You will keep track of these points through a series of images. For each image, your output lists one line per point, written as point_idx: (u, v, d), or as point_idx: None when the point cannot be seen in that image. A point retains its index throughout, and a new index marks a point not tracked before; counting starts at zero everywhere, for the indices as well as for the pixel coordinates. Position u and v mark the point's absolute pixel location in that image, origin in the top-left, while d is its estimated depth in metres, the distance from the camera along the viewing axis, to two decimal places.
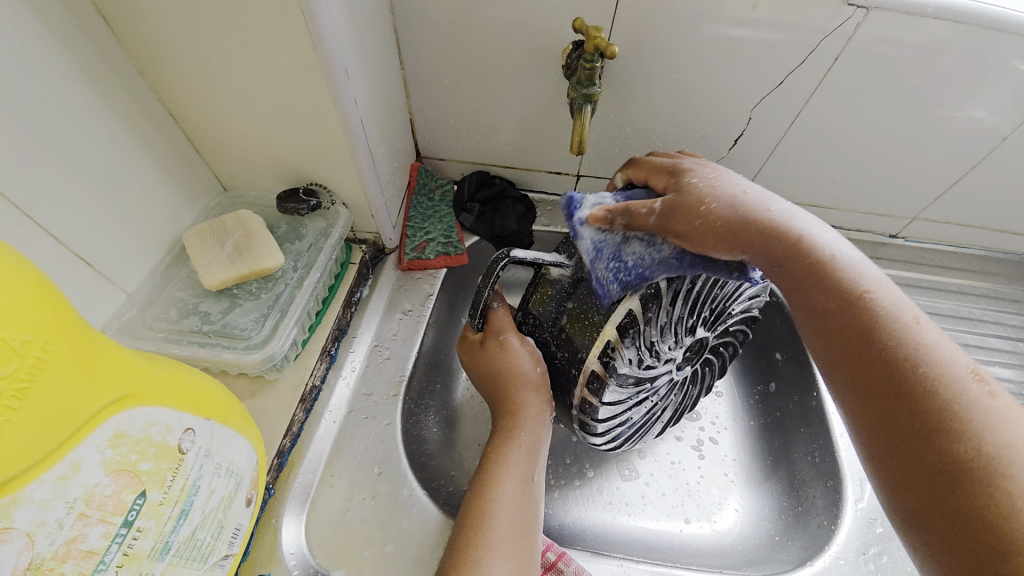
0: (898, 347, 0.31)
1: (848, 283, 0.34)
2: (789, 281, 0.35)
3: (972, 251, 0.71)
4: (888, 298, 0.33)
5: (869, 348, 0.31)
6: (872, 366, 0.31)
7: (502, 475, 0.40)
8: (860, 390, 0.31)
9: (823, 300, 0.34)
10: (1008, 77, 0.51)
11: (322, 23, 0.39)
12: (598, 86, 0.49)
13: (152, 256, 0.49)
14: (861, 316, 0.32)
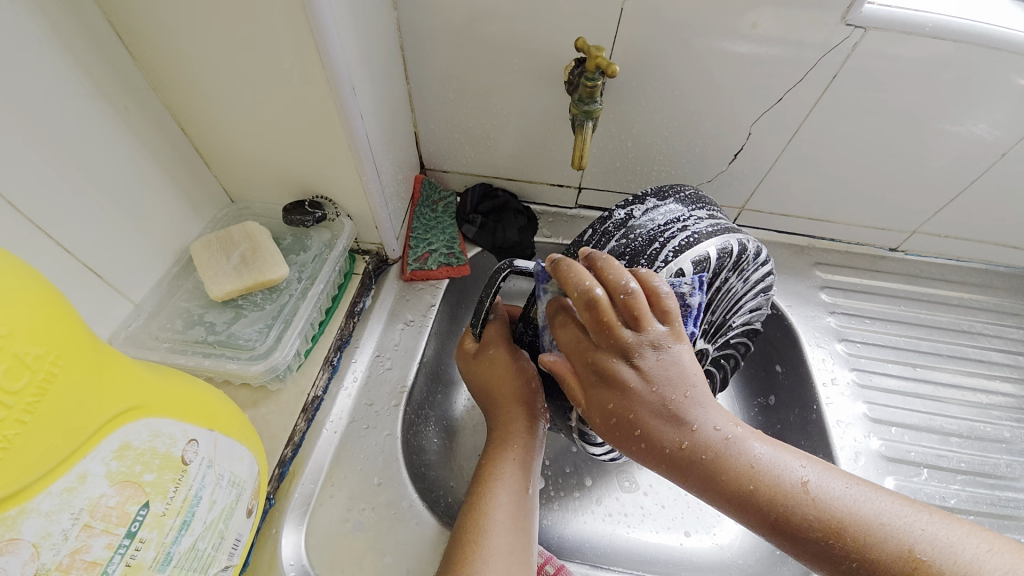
0: (796, 511, 0.28)
1: (774, 498, 0.28)
2: (695, 481, 0.30)
3: (972, 264, 0.71)
4: (809, 504, 0.28)
5: (745, 506, 0.29)
6: (823, 550, 0.27)
7: (497, 489, 0.41)
8: (808, 557, 0.28)
9: (762, 530, 0.29)
10: (1006, 93, 0.51)
11: (330, 42, 0.40)
12: (600, 103, 0.50)
13: (159, 266, 0.50)
14: (758, 494, 0.29)
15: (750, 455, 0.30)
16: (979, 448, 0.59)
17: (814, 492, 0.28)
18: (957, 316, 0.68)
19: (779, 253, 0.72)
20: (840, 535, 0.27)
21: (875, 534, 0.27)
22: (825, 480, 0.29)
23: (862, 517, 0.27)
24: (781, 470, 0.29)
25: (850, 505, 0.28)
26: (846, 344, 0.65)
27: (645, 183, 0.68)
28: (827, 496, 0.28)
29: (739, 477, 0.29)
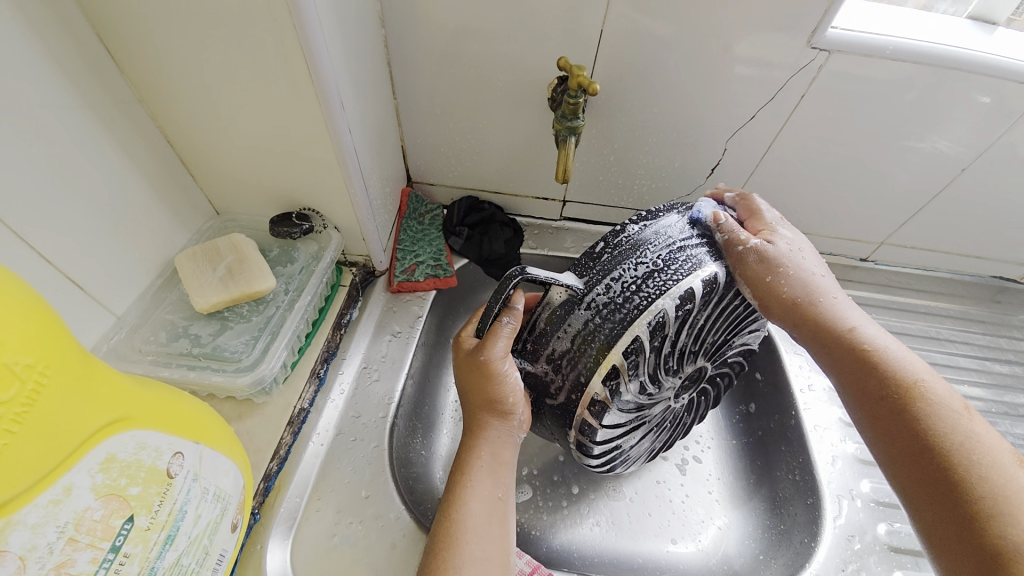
0: (918, 397, 0.37)
1: (896, 380, 0.38)
2: (808, 334, 0.43)
3: (938, 274, 0.75)
4: (938, 397, 0.37)
5: (866, 381, 0.39)
6: (913, 448, 0.36)
7: (467, 493, 0.41)
8: (890, 429, 0.38)
9: (872, 400, 0.39)
10: (960, 112, 0.55)
11: (320, 58, 0.41)
12: (582, 120, 0.52)
13: (143, 279, 0.49)
14: (880, 379, 0.39)
15: (920, 372, 0.38)
16: None
17: (935, 393, 0.37)
18: (925, 323, 0.71)
19: None
20: (914, 403, 0.37)
21: (961, 420, 0.36)
22: (937, 382, 0.38)
23: (952, 408, 0.36)
24: (902, 363, 0.39)
25: (948, 400, 0.37)
26: None
27: (627, 197, 0.70)
28: (938, 395, 0.37)
29: (869, 352, 0.40)
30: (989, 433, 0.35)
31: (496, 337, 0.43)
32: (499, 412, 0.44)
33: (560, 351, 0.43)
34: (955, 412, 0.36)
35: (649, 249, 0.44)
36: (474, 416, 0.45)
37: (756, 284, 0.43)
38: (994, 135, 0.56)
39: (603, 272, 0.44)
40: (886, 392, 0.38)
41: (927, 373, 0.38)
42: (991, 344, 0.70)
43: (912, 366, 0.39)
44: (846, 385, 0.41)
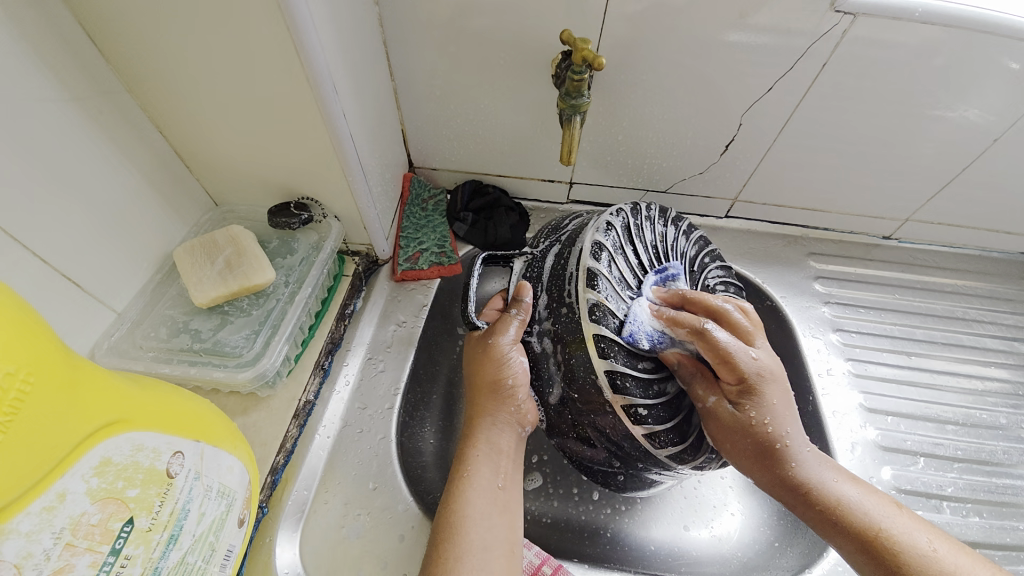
0: (844, 513, 0.39)
1: (813, 484, 0.40)
2: (749, 456, 0.40)
3: (965, 251, 0.71)
4: (840, 493, 0.40)
5: (791, 490, 0.40)
6: (802, 497, 0.40)
7: (467, 486, 0.41)
8: (825, 531, 0.39)
9: (799, 509, 0.40)
10: (997, 77, 0.51)
11: (310, 40, 0.39)
12: (587, 97, 0.49)
13: (142, 273, 0.48)
14: (801, 481, 0.40)
15: (799, 457, 0.40)
16: (976, 435, 0.59)
17: (818, 478, 0.40)
18: (951, 303, 0.68)
19: (771, 244, 0.71)
20: (835, 511, 0.39)
21: (874, 519, 0.38)
22: (822, 470, 0.40)
23: (865, 513, 0.38)
24: (807, 467, 0.40)
25: (861, 506, 0.39)
26: (840, 334, 0.64)
27: (636, 177, 0.67)
28: (830, 486, 0.40)
29: (786, 462, 0.40)
30: (910, 523, 0.38)
31: (505, 323, 0.44)
32: (498, 400, 0.44)
33: (540, 316, 0.43)
34: (881, 514, 0.38)
35: (566, 227, 0.47)
36: (475, 404, 0.45)
37: (738, 423, 0.39)
38: None
39: (540, 261, 0.46)
40: (811, 499, 0.40)
41: (839, 480, 0.40)
42: (1021, 324, 0.67)
43: (858, 491, 0.40)
44: (781, 495, 0.41)
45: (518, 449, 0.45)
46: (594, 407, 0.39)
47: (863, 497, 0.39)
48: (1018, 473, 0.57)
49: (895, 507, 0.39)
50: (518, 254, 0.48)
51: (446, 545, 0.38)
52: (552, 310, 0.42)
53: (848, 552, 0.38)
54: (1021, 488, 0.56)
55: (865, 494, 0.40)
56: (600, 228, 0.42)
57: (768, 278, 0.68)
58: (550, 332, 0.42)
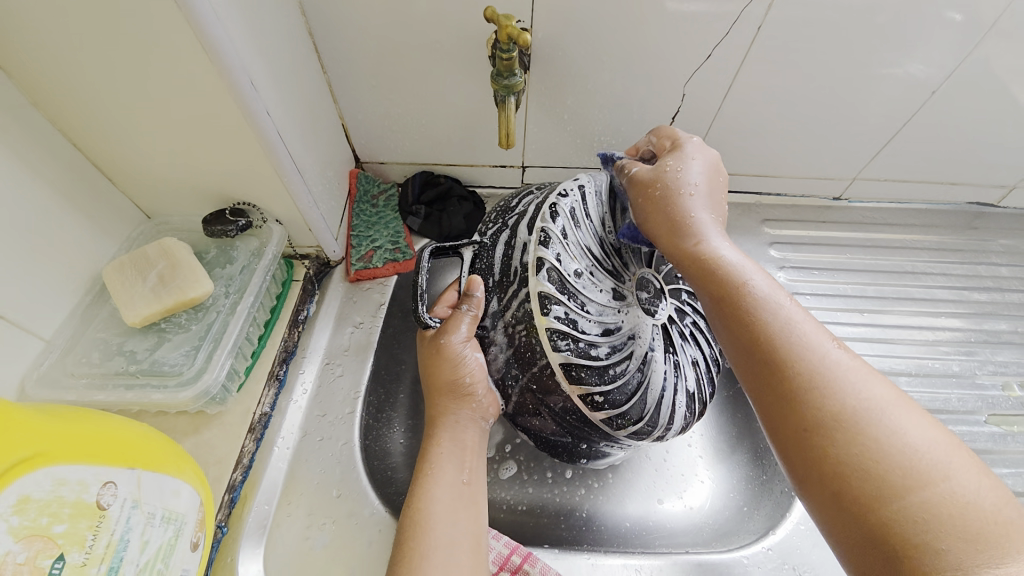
0: (820, 400, 0.30)
1: (779, 338, 0.32)
2: (692, 279, 0.37)
3: (914, 206, 0.73)
4: (811, 356, 0.31)
5: (762, 356, 0.32)
6: (767, 368, 0.32)
7: (428, 485, 0.40)
8: (770, 410, 0.31)
9: (744, 360, 0.33)
10: (929, 34, 0.51)
11: (217, 35, 0.37)
12: (520, 76, 0.48)
13: (70, 297, 0.46)
14: (742, 296, 0.34)
15: (775, 309, 0.33)
16: (929, 384, 0.60)
17: (796, 330, 0.32)
18: (901, 259, 0.70)
19: (727, 214, 0.72)
20: (786, 374, 0.31)
21: (830, 384, 0.30)
22: (792, 315, 0.33)
23: (826, 366, 0.31)
24: (766, 293, 0.34)
25: (823, 359, 0.31)
26: (796, 298, 0.65)
27: (589, 156, 0.66)
28: (804, 344, 0.31)
29: (750, 312, 0.33)
30: (920, 425, 0.28)
31: (457, 320, 0.43)
32: (457, 398, 0.43)
33: (494, 310, 0.41)
34: (878, 401, 0.29)
35: (513, 210, 0.45)
36: (435, 405, 0.44)
37: (649, 181, 0.40)
38: (964, 53, 0.53)
39: (489, 250, 0.44)
40: (757, 349, 0.32)
41: (855, 367, 0.31)
42: (969, 273, 0.69)
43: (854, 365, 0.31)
44: (723, 323, 0.35)
45: (482, 443, 0.44)
46: (551, 395, 0.39)
47: (852, 364, 0.31)
48: (973, 418, 0.59)
49: (901, 405, 0.29)
50: (465, 244, 0.45)
51: (411, 543, 0.37)
52: (504, 304, 0.40)
53: (787, 447, 0.30)
54: (976, 433, 0.58)
55: (854, 364, 0.31)
56: (546, 214, 0.40)
57: None
58: (506, 325, 0.40)
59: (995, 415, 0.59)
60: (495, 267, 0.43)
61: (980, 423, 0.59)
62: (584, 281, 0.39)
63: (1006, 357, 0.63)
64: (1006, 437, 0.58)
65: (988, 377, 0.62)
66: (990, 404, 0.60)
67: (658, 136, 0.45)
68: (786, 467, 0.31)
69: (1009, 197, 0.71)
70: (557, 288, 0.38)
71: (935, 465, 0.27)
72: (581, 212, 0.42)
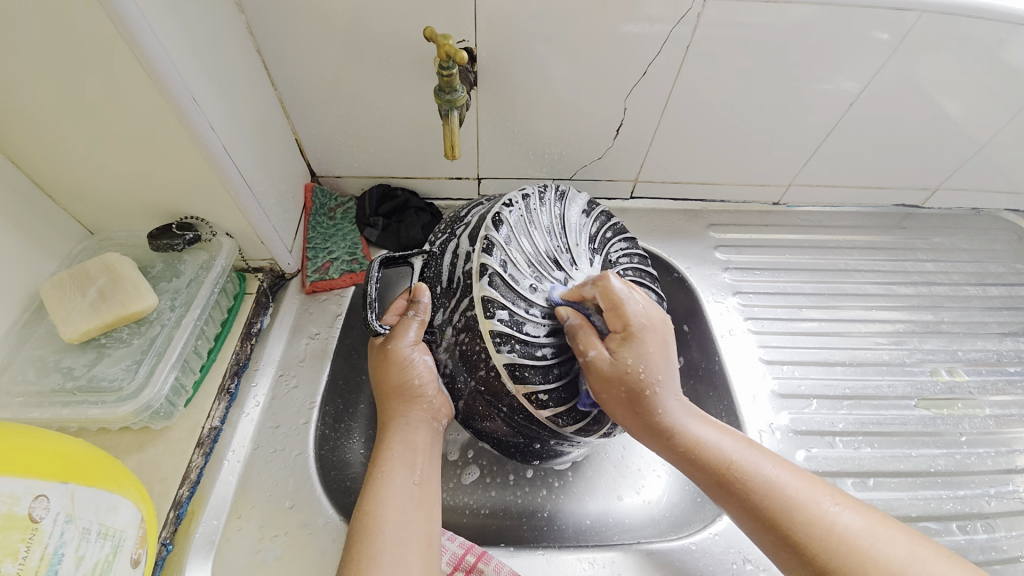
0: (755, 496, 0.39)
1: (707, 456, 0.41)
2: (636, 429, 0.42)
3: (846, 208, 0.77)
4: (752, 477, 0.40)
5: (690, 460, 0.41)
6: (713, 476, 0.40)
7: (379, 488, 0.40)
8: (744, 513, 0.40)
9: (704, 481, 0.41)
10: (843, 49, 0.56)
11: (156, 53, 0.37)
12: (461, 91, 0.50)
13: (5, 315, 0.45)
14: (703, 456, 0.41)
15: (695, 436, 0.41)
16: (863, 373, 0.64)
17: (714, 452, 0.41)
18: (836, 257, 0.74)
19: (675, 219, 0.75)
20: (728, 480, 0.40)
21: (776, 501, 0.38)
22: (721, 441, 0.41)
23: (780, 497, 0.39)
24: (718, 444, 0.41)
25: (755, 475, 0.40)
26: (740, 296, 0.69)
27: (541, 166, 0.69)
28: (720, 449, 0.41)
29: (681, 442, 0.41)
30: (843, 509, 0.38)
31: (405, 326, 0.43)
32: (407, 401, 0.44)
33: (441, 319, 0.43)
34: (822, 503, 0.38)
35: (464, 220, 0.46)
36: (386, 409, 0.45)
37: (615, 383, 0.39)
38: (876, 66, 0.57)
39: (439, 258, 0.45)
40: (720, 486, 0.40)
41: (783, 477, 0.40)
42: (898, 269, 0.74)
43: (785, 471, 0.40)
44: (699, 478, 0.41)
45: (433, 443, 0.45)
46: (498, 396, 0.40)
47: (789, 478, 0.40)
48: (905, 403, 0.63)
49: (828, 499, 0.39)
50: (416, 253, 0.47)
51: (358, 547, 0.37)
52: (451, 310, 0.42)
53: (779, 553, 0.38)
54: (907, 417, 0.62)
55: (790, 481, 0.39)
56: (490, 222, 0.42)
57: (673, 251, 0.72)
58: (454, 329, 0.41)
59: (924, 399, 0.63)
60: (443, 274, 0.44)
61: (911, 408, 0.62)
62: (527, 284, 0.41)
63: (933, 345, 0.68)
64: (935, 420, 0.62)
65: (917, 364, 0.66)
66: (920, 389, 0.64)
67: (605, 296, 0.40)
68: (776, 558, 0.39)
69: (931, 197, 0.76)
70: (499, 292, 0.39)
71: (896, 555, 0.36)
72: (526, 218, 0.43)
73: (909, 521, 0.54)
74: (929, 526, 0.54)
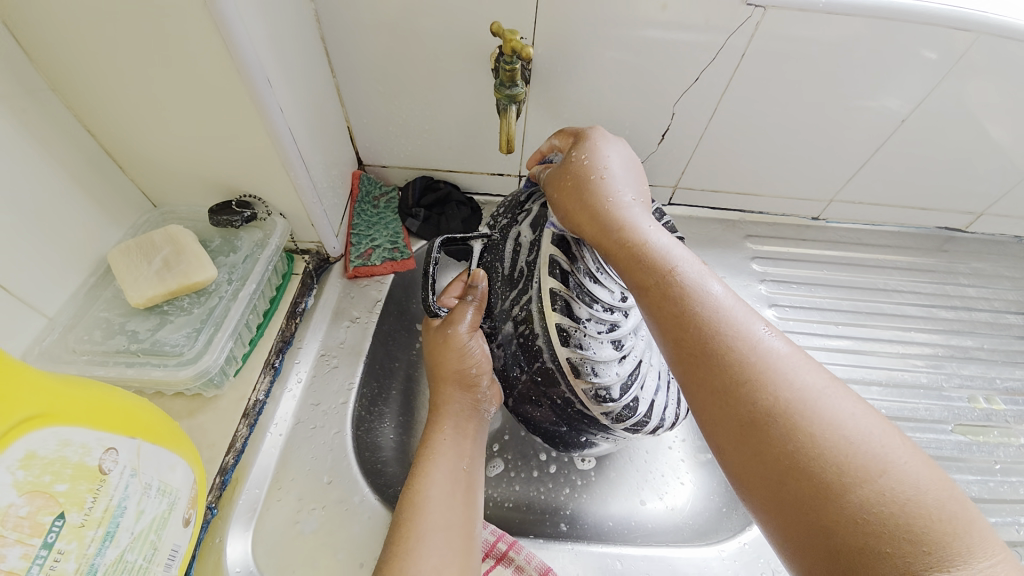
0: (761, 398, 0.28)
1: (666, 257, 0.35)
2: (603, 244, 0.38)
3: (887, 228, 0.77)
4: (739, 343, 0.30)
5: (666, 286, 0.34)
6: (696, 368, 0.31)
7: (429, 468, 0.42)
8: (725, 421, 0.29)
9: (667, 344, 0.33)
10: (900, 67, 0.55)
11: (239, 34, 0.39)
12: (521, 87, 0.51)
13: (74, 277, 0.47)
14: (702, 331, 0.31)
15: (695, 295, 0.33)
16: (899, 395, 0.63)
17: (696, 296, 0.33)
18: (875, 276, 0.73)
19: (712, 229, 0.75)
20: (688, 328, 0.32)
21: (778, 402, 0.28)
22: (706, 288, 0.33)
23: (762, 381, 0.29)
24: (714, 302, 0.32)
25: (749, 351, 0.30)
26: (776, 309, 0.69)
27: None
28: (706, 305, 0.32)
29: (655, 255, 0.35)
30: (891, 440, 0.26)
31: (463, 311, 0.44)
32: (460, 387, 0.45)
33: (500, 307, 0.43)
34: (877, 452, 0.26)
35: (521, 210, 0.47)
36: (437, 393, 0.46)
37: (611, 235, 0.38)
38: (932, 86, 0.57)
39: (498, 244, 0.46)
40: (725, 393, 0.29)
41: (784, 359, 0.30)
42: (938, 292, 0.73)
43: (811, 371, 0.29)
44: (665, 341, 0.33)
45: (480, 431, 0.46)
46: (556, 389, 0.41)
47: (783, 350, 0.30)
48: (941, 427, 0.62)
49: (830, 393, 0.28)
50: (476, 237, 0.48)
51: (405, 522, 0.39)
52: (512, 300, 0.42)
53: (750, 478, 0.28)
54: (943, 441, 0.61)
55: (813, 379, 0.29)
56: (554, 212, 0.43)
57: (709, 260, 0.72)
58: (513, 320, 0.41)
59: (961, 424, 0.62)
60: (501, 265, 0.44)
61: (947, 432, 0.61)
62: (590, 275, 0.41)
63: (971, 371, 0.66)
64: (971, 446, 0.61)
65: (955, 389, 0.65)
66: (957, 414, 0.63)
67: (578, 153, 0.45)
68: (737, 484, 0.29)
69: (977, 223, 0.75)
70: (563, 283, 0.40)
71: (922, 492, 0.24)
72: None
73: None
74: None
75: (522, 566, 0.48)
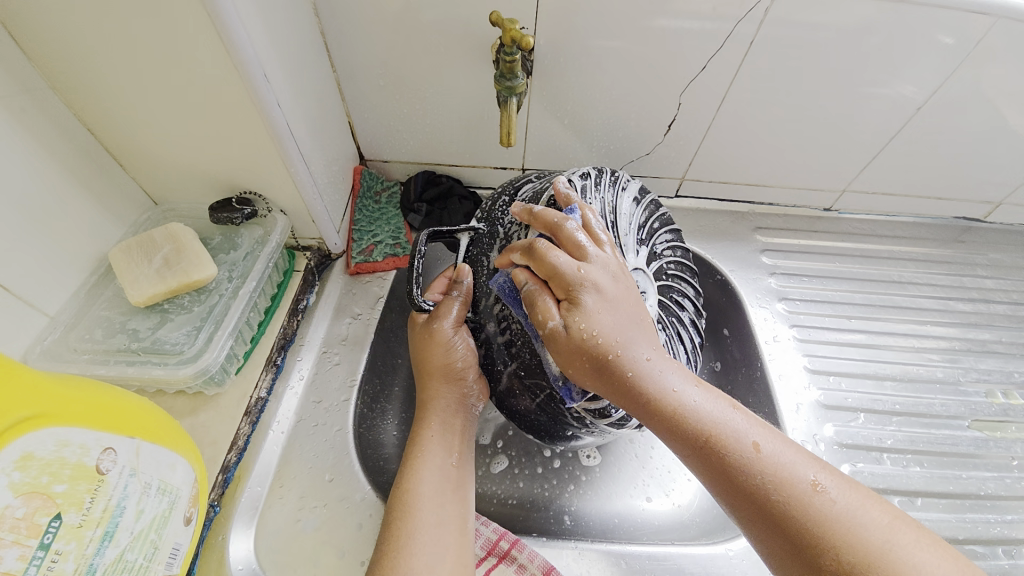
0: (744, 467, 0.33)
1: (634, 365, 0.35)
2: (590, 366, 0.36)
3: (902, 218, 0.74)
4: (722, 432, 0.34)
5: (635, 396, 0.35)
6: (691, 443, 0.34)
7: (417, 466, 0.41)
8: (725, 489, 0.34)
9: (671, 444, 0.35)
10: (917, 52, 0.53)
11: (234, 28, 0.38)
12: (521, 78, 0.51)
13: (76, 277, 0.47)
14: (684, 419, 0.35)
15: (648, 379, 0.35)
16: (913, 390, 0.62)
17: (670, 398, 0.35)
18: (889, 268, 0.71)
19: (720, 221, 0.73)
20: (678, 415, 0.35)
21: (758, 467, 0.33)
22: (685, 391, 0.36)
23: (741, 447, 0.34)
24: (700, 410, 0.35)
25: (714, 420, 0.35)
26: (786, 303, 0.67)
27: (587, 160, 0.68)
28: (670, 394, 0.35)
29: (623, 361, 0.35)
30: (835, 484, 0.33)
31: (448, 307, 0.44)
32: (448, 382, 0.44)
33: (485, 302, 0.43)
34: (815, 486, 0.33)
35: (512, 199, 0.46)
36: (425, 389, 0.45)
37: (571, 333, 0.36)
38: (950, 72, 0.55)
39: (488, 237, 0.45)
40: (740, 468, 0.33)
41: (736, 420, 0.35)
42: (955, 284, 0.71)
43: (798, 455, 0.34)
44: (681, 450, 0.35)
45: (469, 427, 0.46)
46: (538, 383, 0.40)
47: (771, 445, 0.34)
48: (957, 423, 0.60)
49: (781, 445, 0.35)
50: (463, 230, 0.46)
51: (397, 523, 0.38)
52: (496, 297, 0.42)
53: (769, 540, 0.32)
54: (959, 438, 0.59)
55: (766, 438, 0.35)
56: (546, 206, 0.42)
57: (717, 254, 0.70)
58: (497, 317, 0.42)
59: (978, 420, 0.60)
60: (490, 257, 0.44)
61: (963, 428, 0.60)
62: None
63: (989, 365, 0.64)
64: (988, 443, 0.59)
65: (972, 384, 0.63)
66: (974, 410, 0.61)
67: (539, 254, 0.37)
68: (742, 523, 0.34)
69: (996, 212, 0.72)
70: None
71: (908, 557, 0.30)
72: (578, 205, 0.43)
73: (955, 544, 0.52)
74: (975, 550, 0.52)
75: (525, 565, 0.47)
